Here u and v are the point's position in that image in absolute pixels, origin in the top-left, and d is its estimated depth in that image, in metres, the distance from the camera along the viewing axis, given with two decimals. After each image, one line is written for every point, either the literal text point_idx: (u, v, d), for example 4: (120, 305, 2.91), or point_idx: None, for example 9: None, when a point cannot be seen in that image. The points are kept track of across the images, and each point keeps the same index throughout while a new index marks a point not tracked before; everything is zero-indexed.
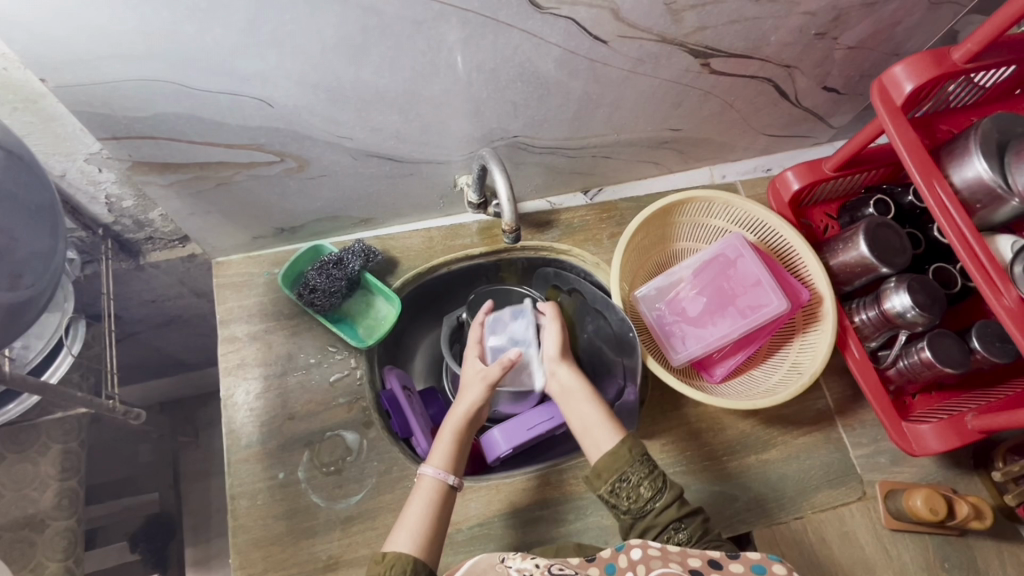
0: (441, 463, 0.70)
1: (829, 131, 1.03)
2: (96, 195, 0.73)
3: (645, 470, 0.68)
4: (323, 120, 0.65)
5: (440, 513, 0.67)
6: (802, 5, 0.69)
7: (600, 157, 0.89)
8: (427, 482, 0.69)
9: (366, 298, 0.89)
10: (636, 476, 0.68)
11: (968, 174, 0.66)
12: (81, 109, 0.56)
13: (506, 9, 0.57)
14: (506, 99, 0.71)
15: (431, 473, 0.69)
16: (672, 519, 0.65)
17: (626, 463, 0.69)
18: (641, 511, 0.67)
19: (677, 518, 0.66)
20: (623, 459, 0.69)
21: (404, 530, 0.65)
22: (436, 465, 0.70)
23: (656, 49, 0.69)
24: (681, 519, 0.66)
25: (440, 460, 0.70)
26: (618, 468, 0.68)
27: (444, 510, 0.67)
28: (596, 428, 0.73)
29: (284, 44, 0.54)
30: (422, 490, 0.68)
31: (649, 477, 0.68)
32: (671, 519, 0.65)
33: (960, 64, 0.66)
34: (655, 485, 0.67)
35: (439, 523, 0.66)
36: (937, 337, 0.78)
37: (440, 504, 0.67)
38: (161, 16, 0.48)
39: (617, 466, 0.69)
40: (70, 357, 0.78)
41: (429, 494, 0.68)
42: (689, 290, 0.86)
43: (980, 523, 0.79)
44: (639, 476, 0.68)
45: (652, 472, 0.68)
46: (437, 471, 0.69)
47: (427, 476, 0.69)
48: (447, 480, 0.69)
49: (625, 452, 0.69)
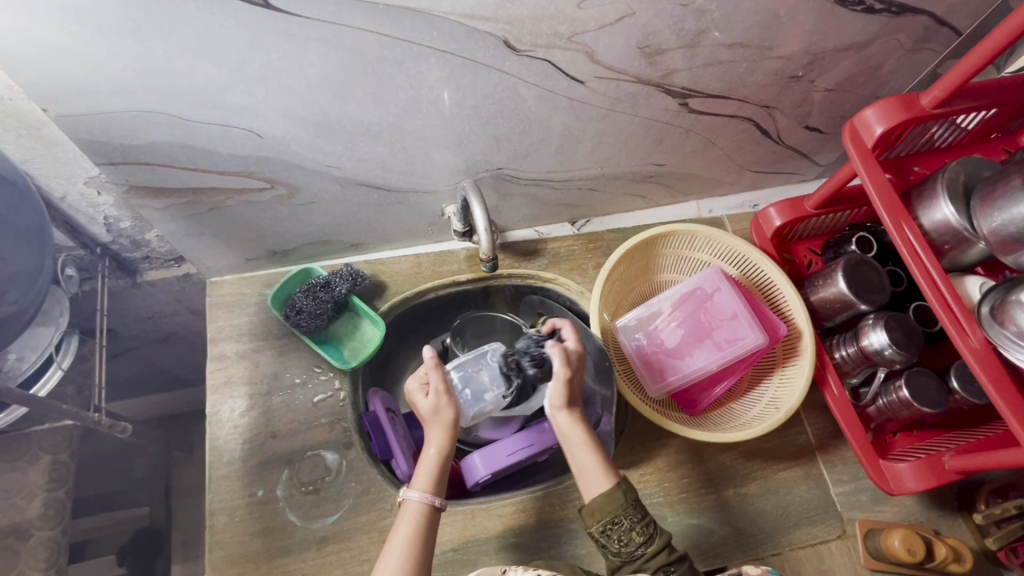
0: (425, 485, 0.67)
1: (816, 168, 1.04)
2: (96, 215, 0.77)
3: (638, 516, 0.66)
4: (311, 150, 0.68)
5: (427, 535, 0.65)
6: (775, 50, 0.71)
7: (586, 189, 0.92)
8: (411, 506, 0.66)
9: (353, 320, 0.91)
10: (628, 520, 0.66)
11: (936, 217, 0.68)
12: (79, 137, 0.60)
13: (483, 51, 0.60)
14: (488, 133, 0.74)
15: (415, 497, 0.66)
16: (663, 564, 0.63)
17: (620, 506, 0.66)
18: (630, 556, 0.65)
19: (668, 563, 0.63)
20: (617, 502, 0.67)
21: (391, 554, 0.62)
22: (420, 488, 0.67)
23: (635, 89, 0.72)
24: (673, 563, 0.64)
25: (424, 483, 0.67)
26: (611, 511, 0.66)
27: (428, 533, 0.65)
28: (588, 471, 0.70)
29: (270, 80, 0.58)
30: (407, 515, 0.66)
31: (640, 523, 0.66)
32: (662, 564, 0.63)
33: (928, 109, 0.67)
34: (647, 531, 0.65)
35: (426, 545, 0.64)
36: (915, 375, 0.78)
37: (426, 529, 0.65)
38: (154, 54, 0.52)
39: (611, 509, 0.66)
40: (61, 371, 0.81)
41: (414, 519, 0.65)
42: (668, 322, 0.87)
43: (959, 566, 0.79)
44: (631, 521, 0.66)
45: (644, 517, 0.66)
46: (422, 494, 0.66)
47: (411, 500, 0.66)
48: (431, 502, 0.66)
49: (620, 496, 0.67)
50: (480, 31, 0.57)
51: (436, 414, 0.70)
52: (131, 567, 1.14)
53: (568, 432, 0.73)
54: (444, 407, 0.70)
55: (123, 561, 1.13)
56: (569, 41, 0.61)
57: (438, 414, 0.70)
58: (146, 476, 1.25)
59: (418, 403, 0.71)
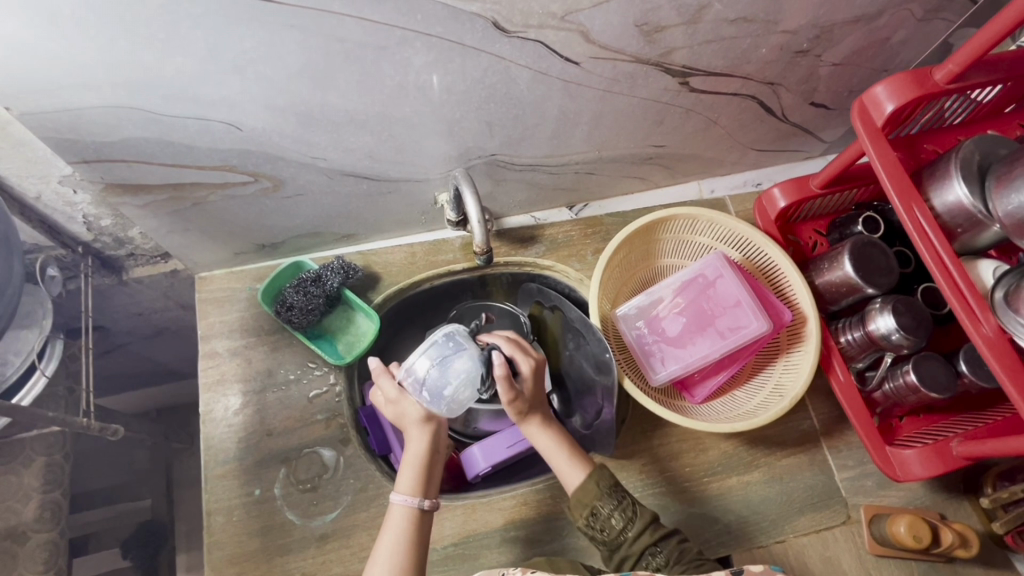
0: (409, 488, 0.65)
1: (821, 145, 1.01)
2: (74, 214, 0.74)
3: (616, 501, 0.66)
4: (294, 141, 0.65)
5: (419, 537, 0.64)
6: (781, 24, 0.68)
7: (584, 173, 0.89)
8: (399, 510, 0.65)
9: (346, 314, 0.89)
10: (606, 508, 0.66)
11: (949, 198, 0.65)
12: (47, 135, 0.57)
13: (471, 34, 0.57)
14: (480, 119, 0.70)
15: (399, 501, 0.65)
16: (648, 544, 0.64)
17: (595, 497, 0.67)
18: (615, 543, 0.65)
19: (653, 543, 0.64)
20: (592, 493, 0.67)
21: (377, 561, 0.61)
22: (405, 492, 0.65)
23: (632, 68, 0.68)
24: (657, 543, 0.64)
25: (408, 485, 0.65)
26: (588, 503, 0.67)
27: (417, 535, 0.64)
28: (563, 463, 0.70)
29: (247, 71, 0.54)
30: (394, 518, 0.65)
31: (618, 509, 0.66)
32: (647, 546, 0.64)
33: (942, 85, 0.63)
34: (626, 515, 0.66)
35: (415, 547, 0.63)
36: (923, 359, 0.76)
37: (414, 532, 0.64)
38: (119, 46, 0.49)
39: (589, 500, 0.67)
40: (44, 377, 0.79)
41: (401, 522, 0.64)
42: (670, 310, 0.85)
43: (966, 552, 0.78)
44: (609, 509, 0.66)
45: (623, 502, 0.66)
46: (405, 498, 0.65)
47: (396, 504, 0.65)
48: (415, 505, 0.65)
49: (594, 485, 0.67)
50: (467, 12, 0.54)
51: (408, 417, 0.68)
52: (135, 560, 1.14)
53: (538, 440, 0.72)
54: (409, 409, 0.68)
55: (127, 554, 1.13)
56: (561, 21, 0.58)
57: (407, 418, 0.68)
58: (147, 469, 1.24)
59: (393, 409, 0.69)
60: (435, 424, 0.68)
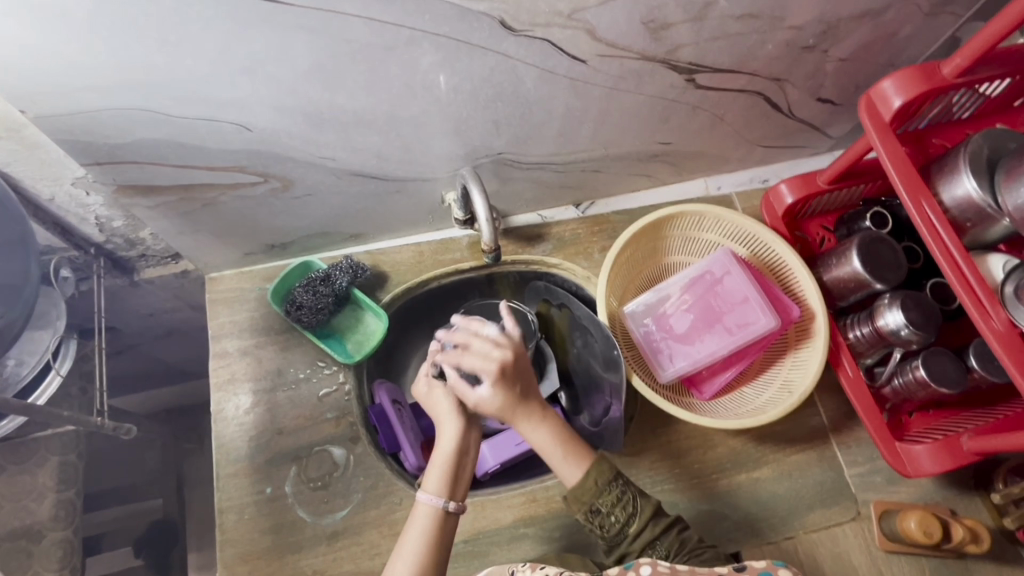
0: (435, 488, 0.64)
1: (828, 141, 1.00)
2: (87, 216, 0.75)
3: (616, 497, 0.65)
4: (302, 141, 0.66)
5: (444, 539, 0.63)
6: (787, 20, 0.68)
7: (590, 171, 0.89)
8: (425, 510, 0.63)
9: (355, 313, 0.89)
10: (606, 505, 0.65)
11: (957, 192, 0.65)
12: (62, 138, 0.58)
13: (478, 33, 0.57)
14: (486, 118, 0.71)
15: (425, 500, 0.63)
16: (649, 540, 0.64)
17: (595, 495, 0.65)
18: (615, 539, 0.65)
19: (653, 539, 0.64)
20: (591, 491, 0.65)
21: (402, 560, 0.60)
22: (431, 491, 0.64)
23: (638, 66, 0.68)
24: (658, 537, 0.64)
25: (435, 485, 0.64)
26: (587, 500, 0.65)
27: (442, 537, 0.63)
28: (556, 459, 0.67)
29: (256, 72, 0.55)
30: (418, 518, 0.63)
31: (618, 505, 0.65)
32: (647, 541, 0.64)
33: (950, 79, 0.63)
34: (627, 511, 0.65)
35: (440, 548, 0.62)
36: (933, 355, 0.76)
37: (439, 532, 0.63)
38: (131, 49, 0.50)
39: (587, 498, 0.65)
40: (59, 377, 0.81)
41: (426, 522, 0.63)
42: (678, 306, 0.85)
43: (977, 547, 0.78)
44: (609, 505, 0.65)
45: (623, 497, 0.65)
46: (432, 496, 0.63)
47: (421, 503, 0.63)
48: (443, 506, 0.63)
49: (591, 484, 0.65)
50: (474, 11, 0.54)
51: (443, 407, 0.69)
52: (147, 558, 1.14)
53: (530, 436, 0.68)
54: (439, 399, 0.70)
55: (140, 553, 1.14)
56: (568, 19, 0.58)
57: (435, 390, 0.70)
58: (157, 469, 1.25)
59: (431, 401, 0.70)
60: (466, 421, 0.69)
